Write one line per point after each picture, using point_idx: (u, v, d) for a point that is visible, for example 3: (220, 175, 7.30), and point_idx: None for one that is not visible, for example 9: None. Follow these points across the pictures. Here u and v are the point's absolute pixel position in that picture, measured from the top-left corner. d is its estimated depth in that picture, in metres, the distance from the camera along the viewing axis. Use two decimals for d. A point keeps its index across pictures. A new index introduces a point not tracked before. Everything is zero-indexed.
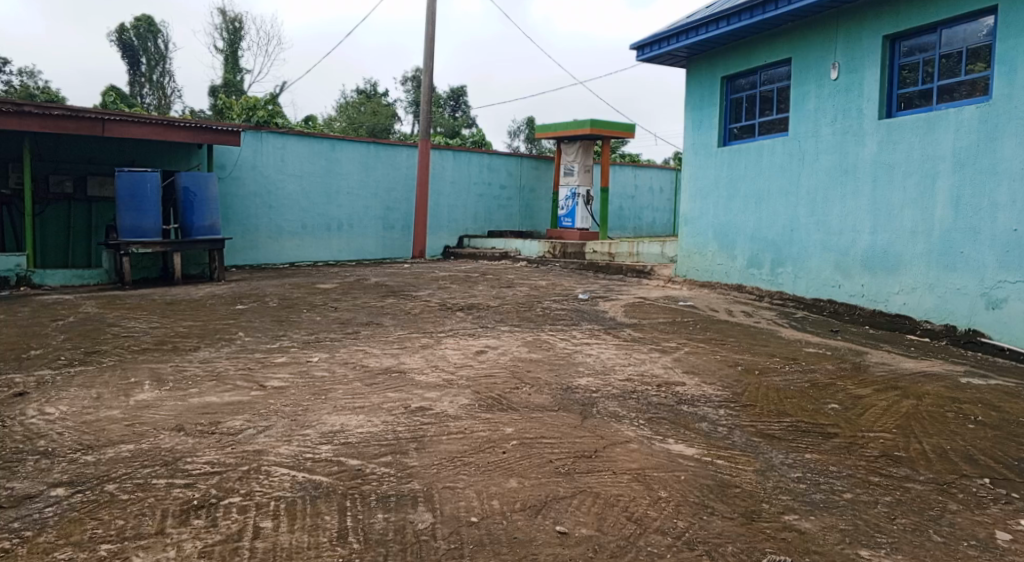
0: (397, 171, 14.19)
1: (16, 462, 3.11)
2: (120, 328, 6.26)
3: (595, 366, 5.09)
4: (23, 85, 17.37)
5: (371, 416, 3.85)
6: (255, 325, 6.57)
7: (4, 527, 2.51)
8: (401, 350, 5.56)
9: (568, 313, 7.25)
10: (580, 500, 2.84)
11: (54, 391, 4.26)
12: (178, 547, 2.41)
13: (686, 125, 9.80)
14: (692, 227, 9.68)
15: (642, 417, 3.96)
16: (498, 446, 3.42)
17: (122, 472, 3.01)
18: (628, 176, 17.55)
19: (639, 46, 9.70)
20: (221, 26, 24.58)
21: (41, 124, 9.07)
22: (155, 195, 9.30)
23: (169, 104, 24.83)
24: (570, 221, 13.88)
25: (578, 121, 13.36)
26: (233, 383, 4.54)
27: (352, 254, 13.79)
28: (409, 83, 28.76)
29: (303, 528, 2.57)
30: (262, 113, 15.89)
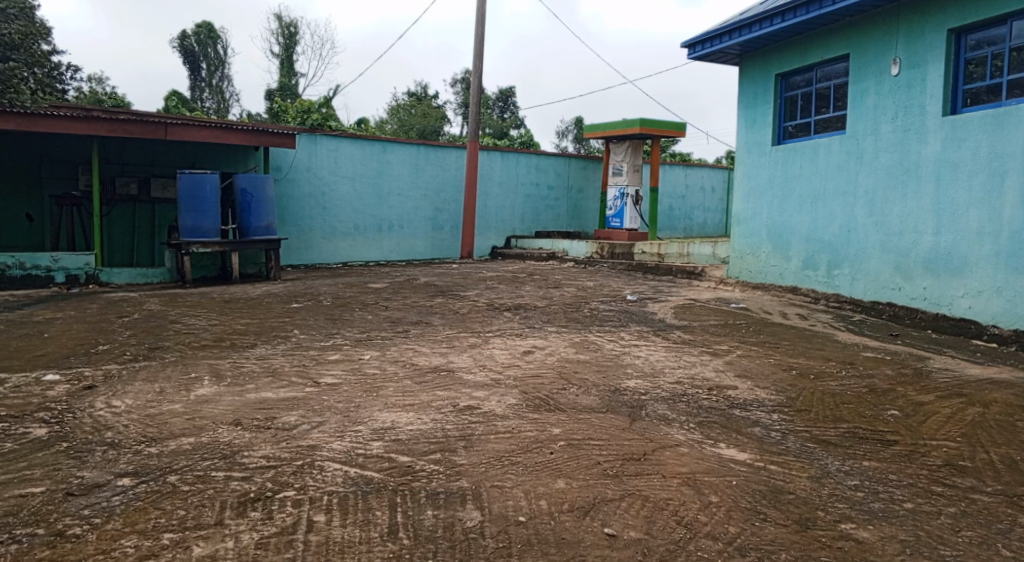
0: (446, 172, 14.35)
1: (85, 452, 3.28)
2: (182, 325, 6.52)
3: (644, 368, 5.05)
4: (93, 92, 18.27)
5: (421, 414, 3.92)
6: (310, 323, 6.75)
7: (76, 513, 2.66)
8: (450, 349, 5.64)
9: (616, 315, 7.20)
10: (629, 503, 2.83)
11: (120, 385, 4.47)
12: (236, 538, 2.50)
13: (739, 124, 9.60)
14: (744, 227, 9.48)
15: (692, 420, 3.91)
16: (546, 446, 3.43)
17: (183, 464, 3.15)
18: (679, 176, 17.29)
19: (690, 44, 9.57)
20: (277, 31, 25.30)
21: (108, 128, 9.52)
22: (214, 197, 9.65)
23: (227, 108, 25.66)
24: (619, 222, 13.75)
25: (627, 120, 13.24)
26: (287, 380, 4.68)
27: (402, 254, 14.01)
28: (459, 85, 29.00)
29: (355, 523, 2.64)
30: (316, 117, 16.32)
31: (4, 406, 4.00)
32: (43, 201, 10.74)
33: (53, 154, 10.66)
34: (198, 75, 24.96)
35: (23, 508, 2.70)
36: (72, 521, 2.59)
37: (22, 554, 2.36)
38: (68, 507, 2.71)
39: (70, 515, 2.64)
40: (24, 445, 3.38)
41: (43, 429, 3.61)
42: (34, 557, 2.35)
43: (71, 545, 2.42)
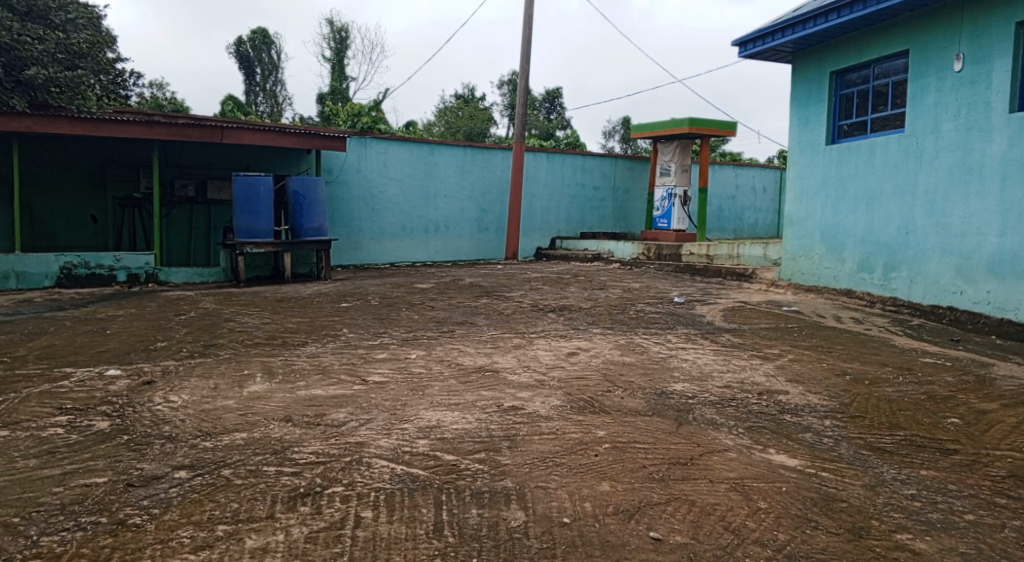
0: (492, 173, 14.44)
1: (145, 444, 3.44)
2: (236, 324, 6.74)
3: (691, 372, 4.97)
4: (155, 98, 19.06)
5: (466, 413, 3.96)
6: (358, 323, 6.90)
7: (136, 503, 2.78)
8: (495, 349, 5.68)
9: (663, 317, 7.12)
10: (675, 507, 2.80)
11: (177, 381, 4.66)
12: (286, 532, 2.58)
13: (791, 123, 9.37)
14: (797, 228, 9.25)
15: (741, 425, 3.84)
16: (590, 448, 3.42)
17: (237, 458, 3.26)
18: (729, 176, 16.97)
19: (741, 42, 9.40)
20: (329, 36, 25.89)
21: (168, 132, 9.87)
22: (268, 198, 9.93)
23: (281, 112, 26.34)
24: (666, 223, 13.59)
25: (676, 120, 13.07)
26: (336, 377, 4.79)
27: (448, 255, 14.16)
28: (505, 86, 29.12)
29: (401, 520, 2.69)
30: (366, 120, 16.63)
31: (71, 399, 4.21)
32: (107, 204, 11.26)
33: (116, 158, 11.19)
34: (252, 80, 25.72)
35: (87, 497, 2.85)
36: (132, 511, 2.71)
37: (87, 541, 2.49)
38: (129, 497, 2.84)
39: (130, 505, 2.76)
40: (88, 437, 3.56)
41: (106, 422, 3.80)
42: (98, 544, 2.47)
43: (131, 534, 2.54)
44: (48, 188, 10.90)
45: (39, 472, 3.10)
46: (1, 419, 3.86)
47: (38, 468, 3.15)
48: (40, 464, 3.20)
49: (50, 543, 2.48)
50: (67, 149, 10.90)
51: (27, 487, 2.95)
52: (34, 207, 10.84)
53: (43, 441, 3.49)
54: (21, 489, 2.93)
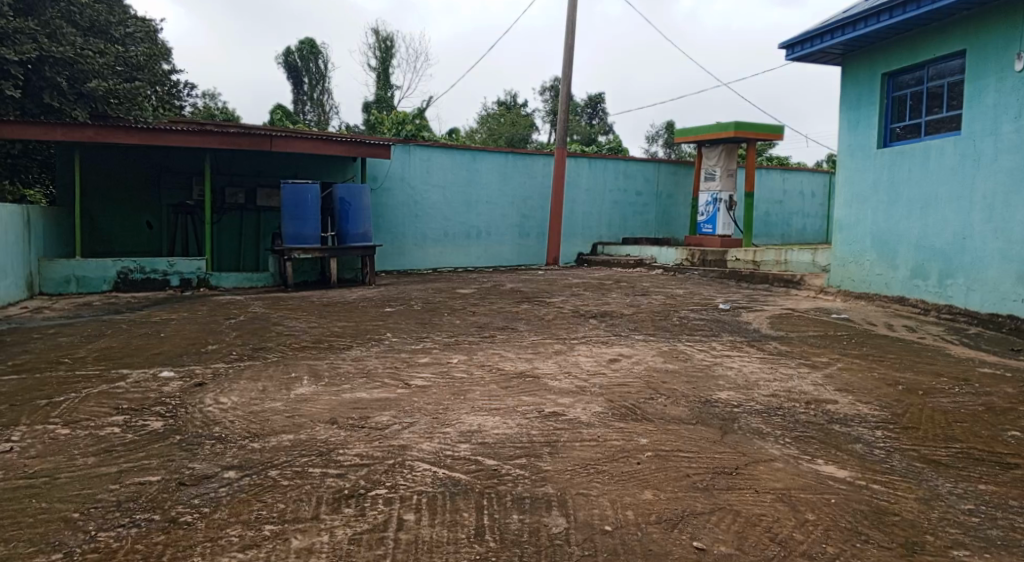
0: (534, 179, 14.47)
1: (197, 444, 3.56)
2: (284, 328, 6.91)
3: (736, 381, 4.88)
4: (208, 108, 19.73)
5: (507, 418, 3.98)
6: (402, 327, 7.00)
7: (187, 502, 2.89)
8: (536, 355, 5.69)
9: (707, 324, 7.02)
10: (719, 517, 2.76)
11: (227, 383, 4.81)
12: (331, 533, 2.64)
13: (841, 125, 9.14)
14: (847, 234, 9.00)
15: (788, 435, 3.76)
16: (633, 456, 3.40)
17: (283, 459, 3.35)
18: (776, 181, 16.62)
19: (789, 45, 9.22)
20: (374, 45, 26.34)
21: (220, 141, 10.16)
22: (315, 206, 10.17)
23: (328, 120, 26.93)
24: (711, 228, 13.36)
25: (721, 124, 12.88)
26: (380, 381, 4.87)
27: (489, 261, 14.24)
28: (548, 92, 29.20)
29: (443, 523, 2.72)
30: (409, 127, 16.88)
31: (127, 400, 4.39)
32: (162, 210, 11.69)
33: (170, 166, 11.63)
34: (300, 89, 26.41)
35: (142, 495, 2.96)
36: (183, 509, 2.81)
37: (141, 538, 2.59)
38: (180, 496, 2.94)
39: (182, 504, 2.87)
40: (143, 436, 3.70)
41: (160, 422, 3.94)
42: (152, 540, 2.57)
43: (183, 531, 2.64)
44: (107, 196, 11.38)
45: (97, 470, 3.24)
46: (63, 417, 4.05)
47: (96, 465, 3.29)
48: (98, 462, 3.34)
49: (107, 538, 2.59)
50: (125, 158, 11.37)
51: (86, 483, 3.09)
52: (94, 215, 11.33)
53: (100, 440, 3.65)
54: (81, 486, 3.06)
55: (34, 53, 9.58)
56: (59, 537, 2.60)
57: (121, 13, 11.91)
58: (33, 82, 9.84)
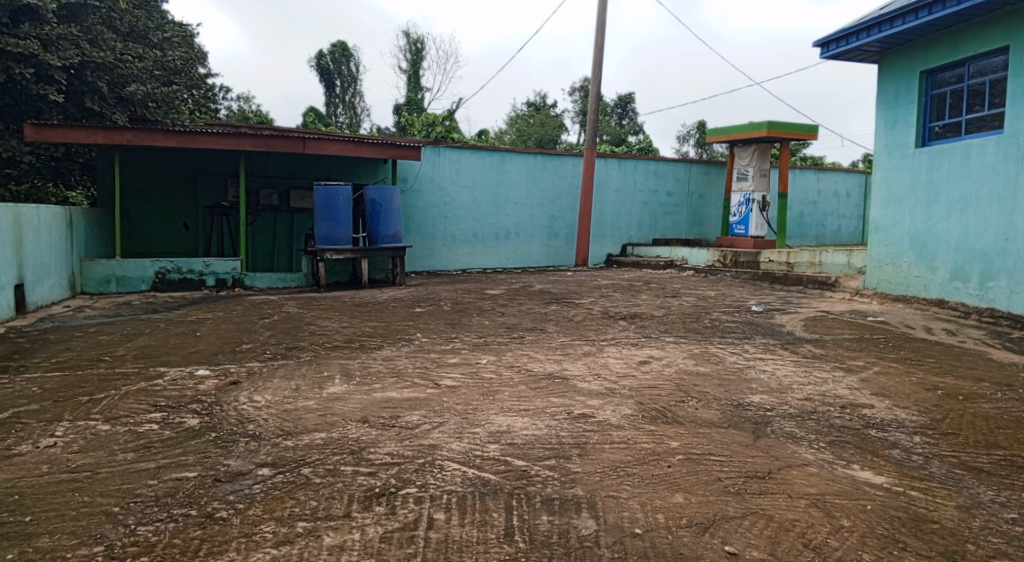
0: (564, 180, 14.46)
1: (232, 442, 3.65)
2: (317, 327, 7.02)
3: (769, 384, 4.81)
4: (242, 111, 20.10)
5: (536, 419, 3.99)
6: (432, 327, 7.06)
7: (223, 498, 2.96)
8: (564, 356, 5.68)
9: (739, 326, 6.93)
10: (751, 521, 2.74)
11: (261, 382, 4.91)
12: (362, 531, 2.68)
13: (877, 124, 8.95)
14: (883, 235, 8.80)
15: (823, 439, 3.70)
16: (663, 459, 3.38)
17: (315, 457, 3.41)
18: (810, 181, 16.33)
19: (823, 42, 9.06)
20: (405, 48, 26.57)
21: (255, 143, 10.30)
22: (347, 207, 10.30)
23: (359, 122, 27.25)
24: (744, 229, 13.18)
25: (754, 123, 12.70)
26: (410, 381, 4.91)
27: (518, 262, 14.26)
28: (577, 93, 29.13)
29: (473, 523, 2.74)
30: (439, 129, 17.01)
31: (164, 397, 4.51)
32: (198, 212, 11.97)
33: (206, 168, 11.90)
34: (332, 92, 26.75)
35: (178, 491, 3.04)
36: (219, 505, 2.89)
37: (178, 532, 2.66)
38: (216, 492, 3.02)
39: (218, 500, 2.94)
40: (180, 433, 3.81)
41: (196, 419, 4.05)
42: (188, 535, 2.64)
43: (218, 527, 2.70)
44: (145, 198, 11.68)
45: (136, 465, 3.34)
46: (103, 414, 4.18)
47: (135, 461, 3.39)
48: (137, 457, 3.45)
49: (146, 532, 2.67)
50: (163, 160, 11.66)
51: (126, 478, 3.18)
52: (132, 216, 11.64)
53: (139, 436, 3.76)
54: (121, 481, 3.16)
55: (76, 59, 9.79)
56: (100, 530, 2.68)
57: (160, 18, 12.22)
58: (75, 87, 10.14)
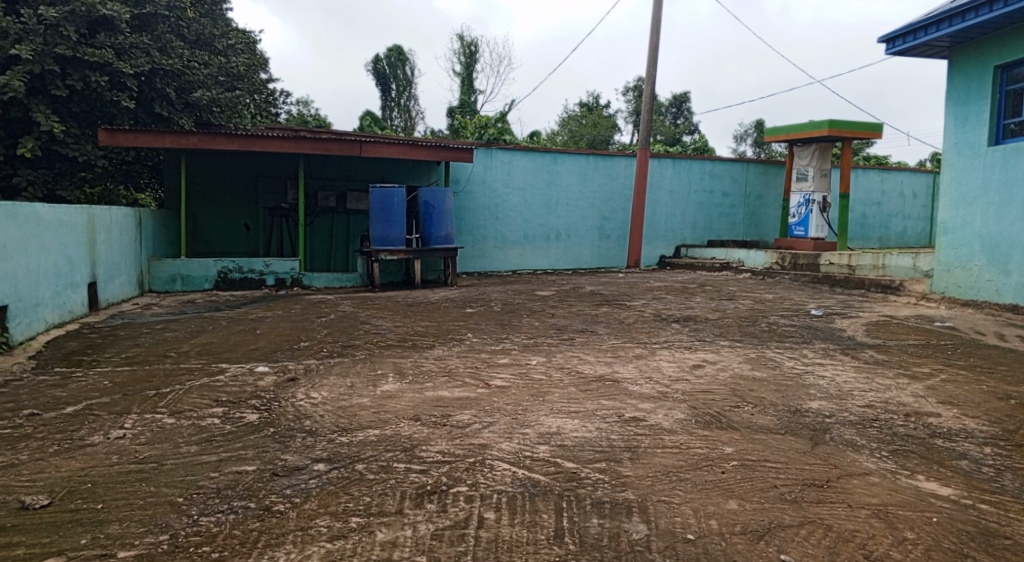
0: (616, 181, 14.36)
1: (289, 437, 3.77)
2: (371, 326, 7.18)
3: (829, 390, 4.67)
4: (301, 115, 20.70)
5: (586, 421, 3.99)
6: (483, 328, 7.12)
7: (281, 492, 3.06)
8: (615, 358, 5.65)
9: (798, 331, 6.74)
10: (809, 530, 2.67)
11: (318, 379, 5.06)
12: (414, 528, 2.74)
13: (946, 122, 8.58)
14: (952, 237, 8.41)
15: (886, 448, 3.57)
16: (717, 465, 3.33)
17: (369, 453, 3.50)
18: (874, 181, 15.72)
19: (888, 38, 8.76)
20: (459, 51, 26.84)
21: (313, 147, 10.54)
22: (401, 209, 10.48)
23: (414, 125, 27.65)
24: (803, 230, 12.81)
25: (815, 122, 12.31)
26: (461, 380, 4.97)
27: (569, 263, 14.24)
28: (631, 93, 28.88)
29: (523, 524, 2.76)
30: (492, 130, 17.14)
31: (225, 392, 4.70)
32: (259, 213, 12.40)
33: (267, 171, 12.30)
34: (388, 95, 27.26)
35: (239, 483, 3.17)
36: (276, 499, 2.99)
37: (238, 524, 2.77)
38: (274, 485, 3.13)
39: (275, 493, 3.05)
40: (240, 427, 3.96)
41: (255, 414, 4.20)
42: (247, 527, 2.75)
43: (276, 520, 2.80)
44: (210, 200, 12.18)
45: (199, 457, 3.49)
46: (169, 408, 4.38)
47: (198, 453, 3.55)
48: (200, 450, 3.60)
49: (208, 522, 2.79)
50: (227, 164, 12.12)
51: (190, 470, 3.34)
52: (198, 217, 12.16)
53: (202, 430, 3.93)
54: (185, 472, 3.31)
55: (147, 66, 10.27)
56: (166, 519, 2.82)
57: (225, 26, 12.72)
58: (145, 93, 10.64)
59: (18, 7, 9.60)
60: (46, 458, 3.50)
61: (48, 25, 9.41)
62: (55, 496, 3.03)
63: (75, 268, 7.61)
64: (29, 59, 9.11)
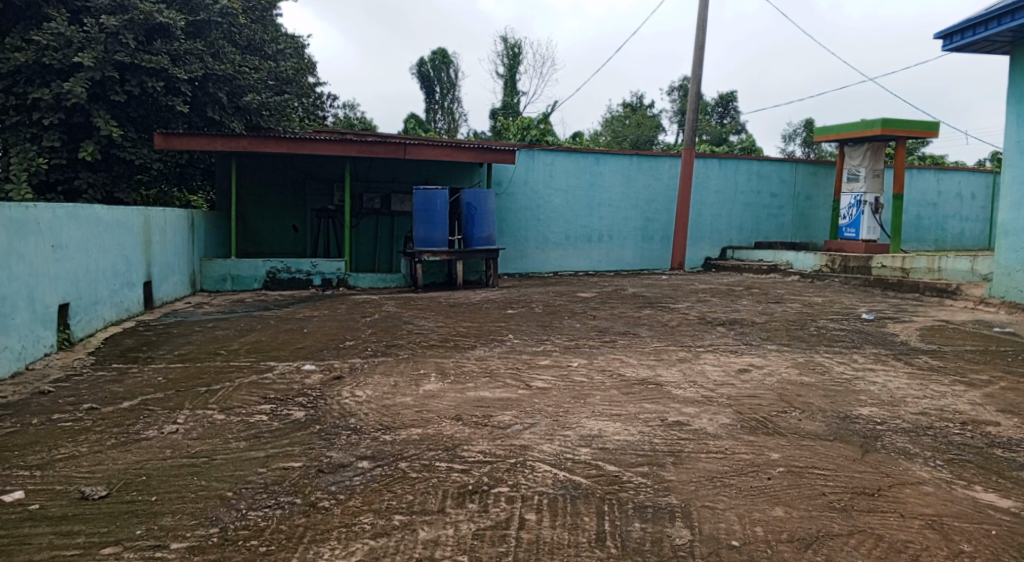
0: (659, 181, 14.22)
1: (335, 434, 3.86)
2: (414, 326, 7.28)
3: (880, 397, 4.53)
4: (347, 118, 21.10)
5: (628, 425, 3.96)
6: (524, 329, 7.15)
7: (326, 488, 3.14)
8: (659, 362, 5.59)
9: (848, 335, 6.56)
10: (859, 540, 2.60)
11: (362, 377, 5.16)
12: (455, 527, 2.77)
13: (1009, 119, 8.23)
14: (1015, 239, 8.04)
15: (941, 457, 3.45)
16: (763, 471, 3.27)
17: (412, 452, 3.55)
18: (930, 181, 15.16)
19: (945, 34, 8.47)
20: (502, 53, 26.95)
21: (358, 149, 10.67)
22: (444, 210, 10.59)
23: (457, 127, 27.87)
24: (854, 232, 12.46)
25: (866, 121, 11.95)
26: (502, 381, 5.00)
27: (611, 265, 14.16)
28: (676, 93, 28.56)
29: (564, 526, 2.77)
30: (534, 132, 17.18)
31: (273, 390, 4.83)
32: (306, 215, 12.69)
33: (315, 174, 12.57)
34: (432, 98, 27.55)
35: (286, 479, 3.26)
36: (322, 495, 3.06)
37: (285, 519, 2.85)
38: (320, 482, 3.20)
39: (321, 489, 3.12)
40: (287, 424, 4.07)
41: (302, 412, 4.30)
42: (294, 522, 2.82)
43: (321, 516, 2.87)
44: (259, 202, 12.51)
45: (247, 453, 3.60)
46: (220, 404, 4.53)
47: (247, 449, 3.66)
48: (249, 446, 3.71)
49: (256, 517, 2.87)
50: (276, 166, 12.41)
51: (238, 465, 3.44)
52: (247, 218, 12.51)
53: (251, 426, 4.04)
54: (234, 467, 3.42)
55: (200, 72, 10.64)
56: (216, 513, 2.92)
57: (274, 31, 13.08)
58: (199, 98, 11.01)
59: (81, 16, 10.02)
60: (104, 451, 3.66)
61: (108, 33, 9.79)
62: (112, 488, 3.16)
63: (131, 268, 7.92)
64: (91, 66, 9.48)
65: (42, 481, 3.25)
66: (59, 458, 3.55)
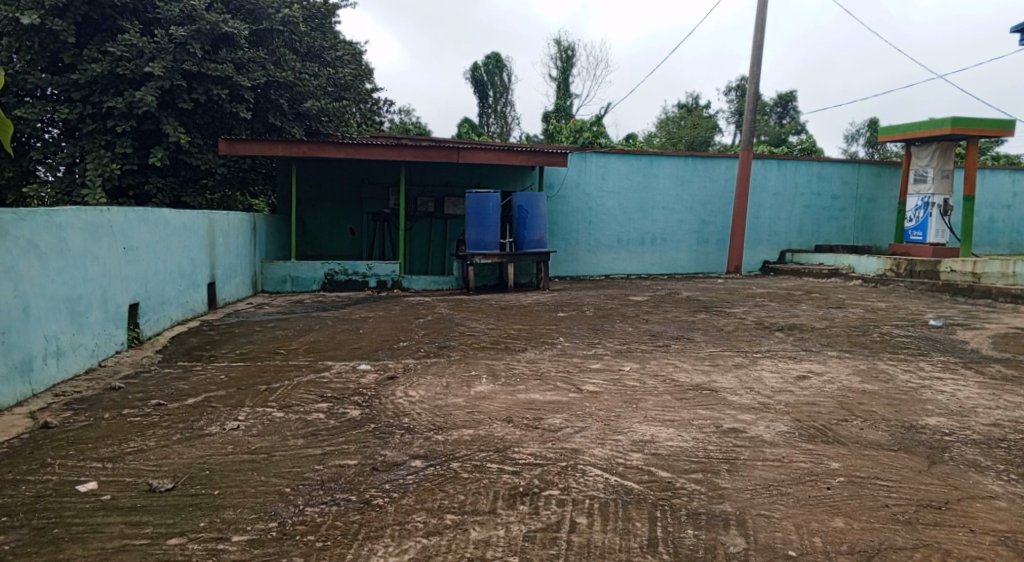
0: (715, 183, 13.96)
1: (389, 433, 3.94)
2: (465, 328, 7.36)
3: (948, 406, 4.34)
4: (403, 122, 21.52)
5: (682, 431, 3.91)
6: (574, 332, 7.13)
7: (379, 486, 3.21)
8: (713, 367, 5.49)
9: (914, 342, 6.29)
10: (924, 554, 2.51)
11: (415, 377, 5.24)
12: (507, 528, 2.79)
13: None
14: None
15: (1014, 471, 3.28)
16: (822, 480, 3.18)
17: (463, 453, 3.59)
18: (1005, 182, 14.40)
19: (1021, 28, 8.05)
20: (556, 55, 26.93)
21: (413, 153, 10.83)
22: (496, 213, 10.65)
23: (509, 131, 27.99)
24: (921, 235, 11.94)
25: (936, 120, 11.42)
26: (553, 384, 5.01)
27: (664, 268, 13.97)
28: (733, 93, 28.00)
29: (615, 531, 2.76)
30: (587, 134, 17.07)
31: (330, 389, 4.97)
32: (363, 218, 12.98)
33: (371, 178, 12.84)
34: (485, 102, 27.80)
35: (340, 476, 3.35)
36: (376, 493, 3.14)
37: (341, 515, 2.93)
38: (374, 480, 3.28)
39: (375, 487, 3.20)
40: (343, 422, 4.18)
41: (357, 410, 4.41)
42: (349, 518, 2.90)
43: (375, 513, 2.94)
44: (317, 205, 12.86)
45: (305, 450, 3.72)
46: (279, 402, 4.68)
47: (305, 446, 3.77)
48: (306, 443, 3.84)
49: (313, 513, 2.97)
50: (333, 171, 12.73)
51: (296, 462, 3.56)
52: (306, 221, 12.87)
53: (308, 424, 4.17)
54: (292, 464, 3.54)
55: (263, 79, 11.00)
56: (275, 507, 3.03)
57: (333, 38, 13.38)
58: (261, 104, 11.41)
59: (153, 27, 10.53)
60: (170, 445, 3.83)
61: (177, 44, 10.25)
62: (177, 481, 3.32)
63: (197, 269, 8.27)
64: (161, 76, 9.95)
65: (114, 473, 3.44)
66: (128, 451, 3.75)
